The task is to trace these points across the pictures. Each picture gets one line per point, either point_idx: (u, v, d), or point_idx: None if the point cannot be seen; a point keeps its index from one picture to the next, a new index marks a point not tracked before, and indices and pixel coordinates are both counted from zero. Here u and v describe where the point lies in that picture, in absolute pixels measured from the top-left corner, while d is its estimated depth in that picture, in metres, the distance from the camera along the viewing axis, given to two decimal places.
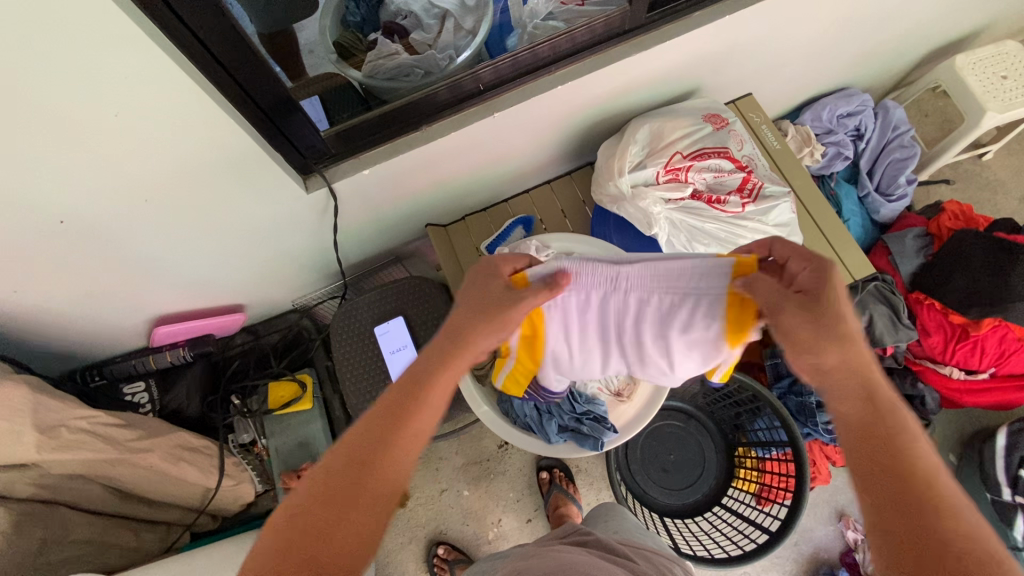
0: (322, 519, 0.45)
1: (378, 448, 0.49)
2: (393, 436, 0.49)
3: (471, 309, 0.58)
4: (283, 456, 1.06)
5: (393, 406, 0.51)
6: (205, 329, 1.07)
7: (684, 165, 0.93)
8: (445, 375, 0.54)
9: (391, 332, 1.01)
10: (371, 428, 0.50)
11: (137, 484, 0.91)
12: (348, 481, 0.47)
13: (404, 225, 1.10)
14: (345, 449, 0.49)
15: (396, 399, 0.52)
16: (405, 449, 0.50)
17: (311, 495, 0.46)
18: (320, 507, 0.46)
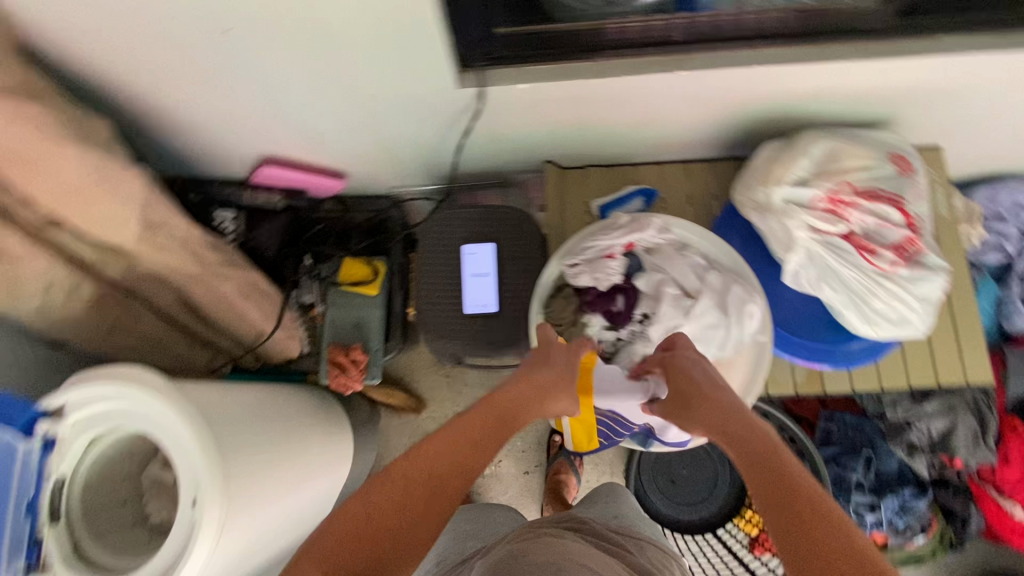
0: (344, 565, 0.52)
1: (404, 513, 0.57)
2: (438, 491, 0.58)
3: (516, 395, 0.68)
4: (335, 329, 1.09)
5: (423, 469, 0.59)
6: (304, 184, 1.07)
7: (850, 201, 0.85)
8: (487, 451, 0.63)
9: (477, 255, 0.99)
10: (402, 495, 0.57)
11: (205, 305, 0.94)
12: (376, 531, 0.55)
13: (525, 152, 1.04)
14: (369, 502, 0.56)
15: (449, 448, 0.61)
16: (456, 487, 0.59)
17: (329, 543, 0.53)
18: (339, 559, 0.53)
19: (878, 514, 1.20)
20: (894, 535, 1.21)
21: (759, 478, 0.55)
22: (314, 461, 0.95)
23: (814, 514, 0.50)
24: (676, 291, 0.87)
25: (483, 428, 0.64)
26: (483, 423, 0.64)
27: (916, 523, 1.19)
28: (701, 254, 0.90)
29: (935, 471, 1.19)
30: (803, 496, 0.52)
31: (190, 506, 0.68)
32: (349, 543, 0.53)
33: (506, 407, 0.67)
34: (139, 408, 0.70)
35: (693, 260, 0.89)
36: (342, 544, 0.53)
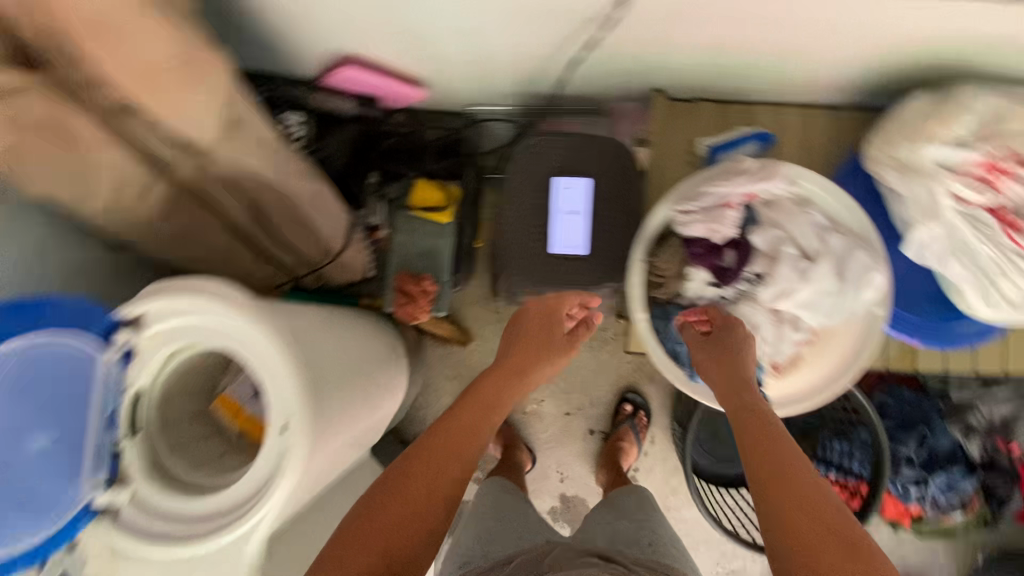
0: (409, 483, 0.64)
1: (464, 434, 0.71)
2: (414, 469, 0.66)
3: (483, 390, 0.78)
4: (402, 255, 1.01)
5: (451, 433, 0.70)
6: (382, 92, 0.95)
7: (1011, 169, 0.75)
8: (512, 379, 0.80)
9: (572, 190, 0.90)
10: (472, 404, 0.74)
11: (277, 218, 0.86)
12: (477, 419, 0.73)
13: (631, 79, 0.93)
14: (461, 416, 0.73)
15: (429, 442, 0.69)
16: (444, 473, 0.66)
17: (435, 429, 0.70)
18: (422, 463, 0.65)
19: (921, 488, 1.19)
20: (932, 509, 1.20)
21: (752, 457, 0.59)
22: (377, 393, 0.90)
23: (808, 491, 0.55)
24: (795, 253, 0.81)
25: (520, 343, 0.83)
26: (532, 336, 0.84)
27: (957, 500, 1.20)
28: (824, 214, 0.82)
29: (987, 453, 1.19)
30: (802, 484, 0.56)
31: (279, 432, 0.63)
32: (449, 436, 0.69)
33: (541, 322, 0.86)
34: (220, 327, 0.64)
35: (816, 219, 0.81)
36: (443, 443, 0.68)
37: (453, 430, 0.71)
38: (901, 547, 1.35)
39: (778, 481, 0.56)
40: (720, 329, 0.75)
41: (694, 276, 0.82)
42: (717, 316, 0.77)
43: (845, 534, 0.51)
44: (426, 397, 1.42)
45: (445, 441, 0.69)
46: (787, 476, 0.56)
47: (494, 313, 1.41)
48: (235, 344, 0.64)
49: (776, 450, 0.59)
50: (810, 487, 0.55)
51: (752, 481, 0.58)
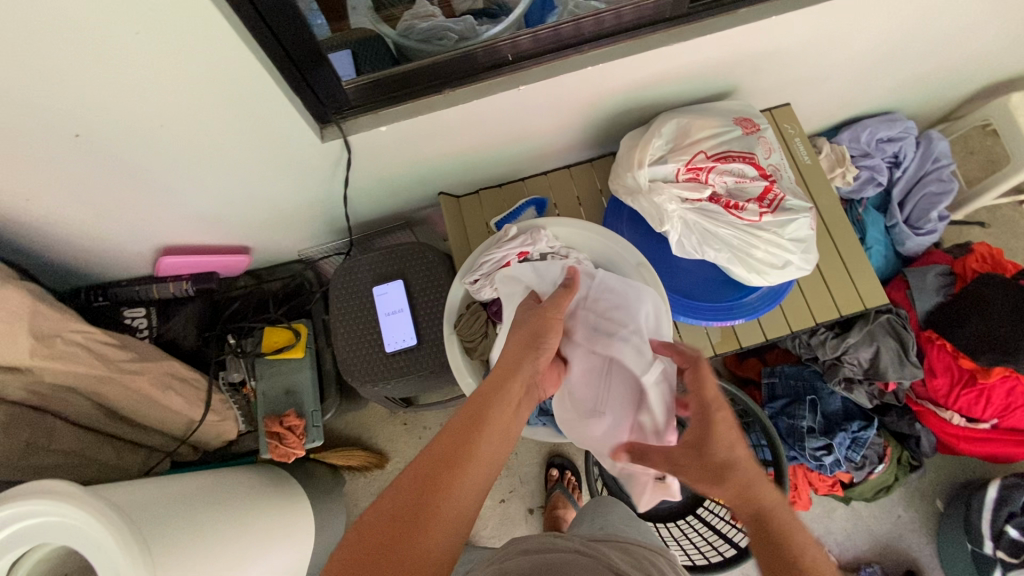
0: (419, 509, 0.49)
1: (471, 441, 0.56)
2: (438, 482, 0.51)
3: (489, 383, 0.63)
4: (269, 400, 1.08)
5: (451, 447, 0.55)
6: (210, 267, 1.09)
7: (706, 166, 0.91)
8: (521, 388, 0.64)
9: (389, 294, 1.01)
10: (481, 408, 0.59)
11: (125, 405, 0.93)
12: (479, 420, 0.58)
13: (417, 191, 1.09)
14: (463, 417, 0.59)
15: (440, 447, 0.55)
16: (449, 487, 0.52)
17: (431, 454, 0.54)
18: (419, 489, 0.51)
19: (834, 455, 1.22)
20: (856, 471, 1.22)
21: (743, 490, 0.58)
22: (262, 542, 0.90)
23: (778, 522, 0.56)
24: None
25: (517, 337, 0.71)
26: (522, 339, 0.71)
27: (873, 454, 1.23)
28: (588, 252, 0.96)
29: (878, 399, 1.24)
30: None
31: None
32: (450, 446, 0.55)
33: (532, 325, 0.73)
34: (41, 522, 0.68)
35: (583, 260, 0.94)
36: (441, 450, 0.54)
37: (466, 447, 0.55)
38: (864, 521, 1.32)
39: (775, 526, 0.56)
40: (687, 369, 0.69)
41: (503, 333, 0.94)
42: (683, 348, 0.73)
43: None
44: None
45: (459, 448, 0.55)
46: (773, 505, 0.57)
47: (403, 426, 1.45)
48: (58, 533, 0.68)
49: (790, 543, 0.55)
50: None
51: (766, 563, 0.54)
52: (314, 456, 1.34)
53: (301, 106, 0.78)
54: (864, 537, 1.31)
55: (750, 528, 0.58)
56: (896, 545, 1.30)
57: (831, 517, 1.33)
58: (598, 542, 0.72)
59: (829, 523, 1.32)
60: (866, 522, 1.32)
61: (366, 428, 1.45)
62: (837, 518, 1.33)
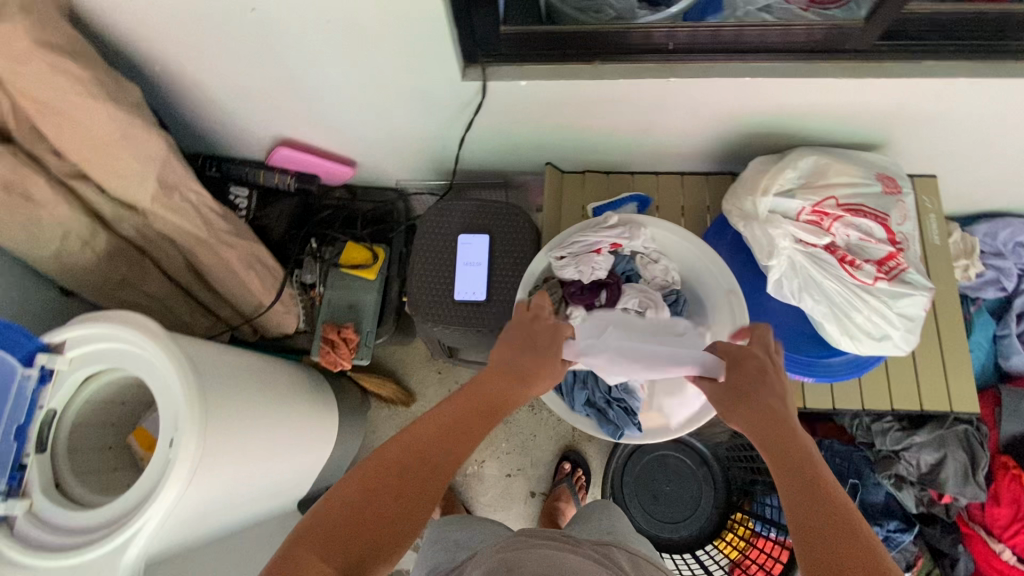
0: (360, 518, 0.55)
1: (442, 450, 0.60)
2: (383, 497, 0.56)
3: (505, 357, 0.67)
4: (331, 309, 1.12)
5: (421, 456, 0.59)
6: (316, 169, 1.13)
7: (833, 213, 0.86)
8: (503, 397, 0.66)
9: (472, 245, 1.03)
10: (460, 417, 0.62)
11: (211, 271, 0.99)
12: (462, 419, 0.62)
13: (527, 155, 1.09)
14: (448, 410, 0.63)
15: (399, 450, 0.59)
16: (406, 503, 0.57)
17: (362, 482, 0.57)
18: (345, 517, 0.54)
19: None
20: None
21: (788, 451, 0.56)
22: (287, 443, 0.95)
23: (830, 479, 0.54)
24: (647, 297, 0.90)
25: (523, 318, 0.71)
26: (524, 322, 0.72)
27: (901, 560, 1.15)
28: (676, 267, 0.95)
29: (923, 507, 1.16)
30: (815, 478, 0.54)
31: (166, 444, 0.70)
32: (413, 457, 0.59)
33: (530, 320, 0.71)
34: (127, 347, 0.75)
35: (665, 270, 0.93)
36: (372, 488, 0.56)
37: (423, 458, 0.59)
38: None
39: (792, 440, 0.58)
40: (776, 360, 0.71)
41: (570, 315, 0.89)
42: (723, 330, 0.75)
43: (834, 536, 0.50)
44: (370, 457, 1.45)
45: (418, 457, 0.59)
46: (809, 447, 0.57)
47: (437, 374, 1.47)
48: (134, 361, 0.74)
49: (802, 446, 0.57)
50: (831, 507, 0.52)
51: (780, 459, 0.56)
52: (350, 375, 1.39)
53: (457, 43, 0.79)
54: None
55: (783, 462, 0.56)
56: None
57: None
58: (609, 545, 0.74)
59: None
60: None
61: (402, 364, 1.49)
62: None
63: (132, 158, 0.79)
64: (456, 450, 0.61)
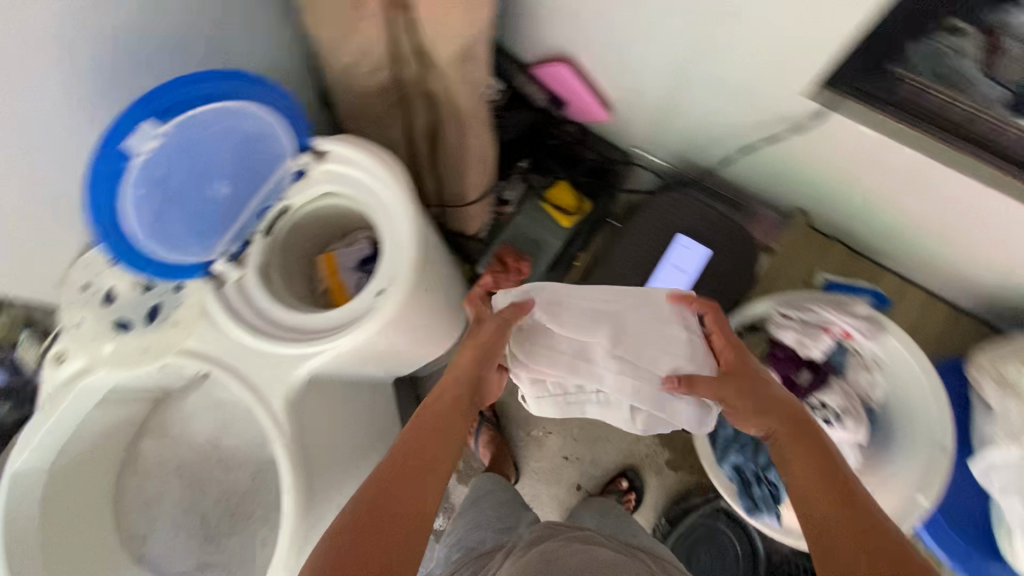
0: (364, 533, 0.52)
1: (411, 474, 0.57)
2: (372, 516, 0.53)
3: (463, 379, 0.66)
4: (515, 234, 1.11)
5: (405, 467, 0.58)
6: (573, 98, 1.08)
7: None
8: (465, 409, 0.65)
9: (688, 253, 0.97)
10: (419, 442, 0.60)
11: (447, 146, 0.98)
12: (420, 444, 0.60)
13: (788, 192, 1.00)
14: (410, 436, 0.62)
15: (383, 477, 0.57)
16: (399, 523, 0.53)
17: (369, 489, 0.56)
18: (372, 521, 0.53)
19: None
20: None
21: (793, 439, 0.58)
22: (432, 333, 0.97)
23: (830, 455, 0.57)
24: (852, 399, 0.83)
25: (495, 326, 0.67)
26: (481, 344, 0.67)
27: None
28: (886, 389, 0.86)
29: None
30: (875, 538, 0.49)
31: (376, 293, 0.72)
32: (394, 476, 0.57)
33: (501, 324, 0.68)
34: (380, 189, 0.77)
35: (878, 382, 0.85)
36: (371, 506, 0.54)
37: (397, 478, 0.56)
38: None
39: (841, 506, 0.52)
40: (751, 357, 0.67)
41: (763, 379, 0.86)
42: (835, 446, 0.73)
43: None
44: None
45: (396, 477, 0.57)
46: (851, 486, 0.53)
47: None
48: (378, 204, 0.76)
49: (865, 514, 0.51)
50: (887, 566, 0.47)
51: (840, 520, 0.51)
52: None
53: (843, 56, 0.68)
54: None
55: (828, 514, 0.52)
56: None
57: None
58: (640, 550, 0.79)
59: None
60: None
61: None
62: None
63: (466, 13, 0.76)
64: (431, 467, 0.58)
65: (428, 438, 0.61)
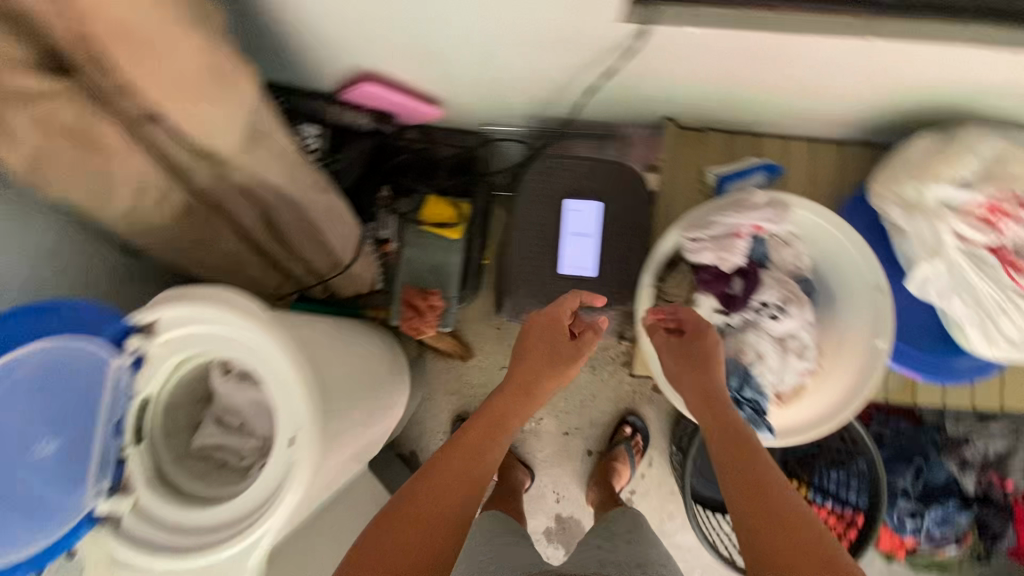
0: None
1: (428, 520, 0.60)
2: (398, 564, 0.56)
3: (458, 448, 0.66)
4: (410, 269, 1.02)
5: (420, 508, 0.60)
6: (397, 107, 0.97)
7: (1012, 211, 0.77)
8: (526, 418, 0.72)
9: (582, 213, 0.92)
10: (427, 490, 0.62)
11: (290, 230, 0.86)
12: (447, 486, 0.63)
13: (644, 107, 0.94)
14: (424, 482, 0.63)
15: (386, 533, 0.58)
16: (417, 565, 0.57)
17: (405, 498, 0.61)
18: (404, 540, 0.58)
19: (918, 522, 1.19)
20: (929, 543, 1.21)
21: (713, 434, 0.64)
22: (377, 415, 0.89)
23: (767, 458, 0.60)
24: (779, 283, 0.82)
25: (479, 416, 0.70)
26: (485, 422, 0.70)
27: (952, 534, 1.20)
28: (804, 256, 0.89)
29: (982, 487, 1.19)
30: (759, 494, 0.56)
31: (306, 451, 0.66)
32: (393, 523, 0.59)
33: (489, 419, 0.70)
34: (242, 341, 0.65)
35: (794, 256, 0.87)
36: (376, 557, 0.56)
37: (411, 523, 0.59)
38: None
39: (744, 458, 0.60)
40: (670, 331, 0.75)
41: (699, 304, 0.82)
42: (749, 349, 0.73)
43: (797, 534, 0.52)
44: (425, 411, 1.41)
45: (410, 521, 0.59)
46: (750, 445, 0.61)
47: (495, 329, 1.42)
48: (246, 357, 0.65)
49: (758, 470, 0.58)
50: (805, 532, 0.52)
51: (732, 481, 0.59)
52: None
53: None
54: None
55: (731, 489, 0.58)
56: None
57: None
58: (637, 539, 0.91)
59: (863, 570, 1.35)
60: None
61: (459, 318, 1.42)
62: None
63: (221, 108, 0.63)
64: (449, 505, 0.62)
65: (464, 487, 0.64)
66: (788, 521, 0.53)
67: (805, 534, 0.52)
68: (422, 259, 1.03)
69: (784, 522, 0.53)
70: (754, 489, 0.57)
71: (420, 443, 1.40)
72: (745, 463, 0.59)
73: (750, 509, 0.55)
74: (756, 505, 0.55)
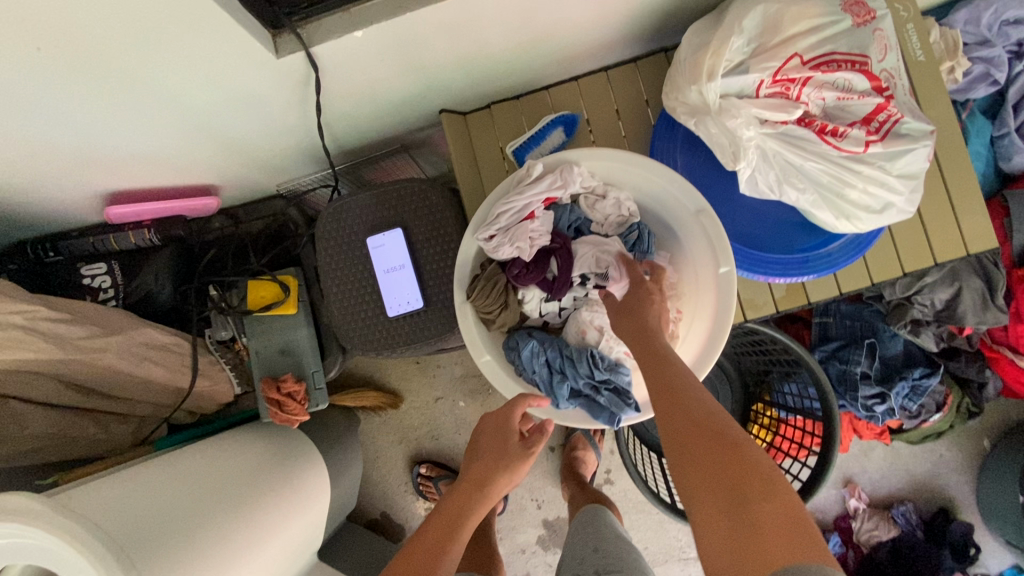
0: None
1: None
2: None
3: (428, 534, 0.61)
4: (263, 360, 0.95)
5: None
6: (173, 212, 0.91)
7: (800, 76, 0.67)
8: (479, 515, 0.65)
9: (386, 246, 0.84)
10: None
11: (99, 380, 0.82)
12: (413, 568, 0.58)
13: (410, 111, 0.86)
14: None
15: None
16: None
17: None
18: None
19: (888, 404, 1.10)
20: (909, 419, 1.12)
21: (652, 390, 0.58)
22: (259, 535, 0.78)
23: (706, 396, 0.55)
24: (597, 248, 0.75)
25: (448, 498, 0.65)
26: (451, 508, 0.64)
27: (932, 402, 1.11)
28: (630, 198, 0.78)
29: (945, 342, 1.09)
30: (712, 448, 0.50)
31: None
32: None
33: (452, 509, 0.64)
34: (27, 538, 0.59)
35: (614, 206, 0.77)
36: None
37: None
38: (900, 461, 1.27)
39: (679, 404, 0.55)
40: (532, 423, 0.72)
41: (525, 299, 0.77)
42: (634, 279, 0.69)
43: (754, 482, 0.47)
44: (380, 469, 1.37)
45: None
46: (687, 394, 0.55)
47: (415, 365, 1.37)
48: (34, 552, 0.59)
49: (703, 414, 0.53)
50: (756, 480, 0.47)
51: (676, 444, 0.53)
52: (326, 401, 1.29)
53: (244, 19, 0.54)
54: (899, 476, 1.27)
55: (683, 446, 0.53)
56: (932, 484, 1.26)
57: (869, 457, 1.28)
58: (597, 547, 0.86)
59: (866, 463, 1.27)
60: (902, 461, 1.27)
61: (377, 368, 1.37)
62: (874, 458, 1.28)
63: None
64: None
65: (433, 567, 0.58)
66: (745, 476, 0.47)
67: (764, 489, 0.47)
68: (269, 344, 0.95)
69: (747, 481, 0.47)
70: (702, 442, 0.51)
71: (387, 500, 1.37)
72: (688, 416, 0.53)
73: (701, 474, 0.50)
74: (710, 465, 0.49)
